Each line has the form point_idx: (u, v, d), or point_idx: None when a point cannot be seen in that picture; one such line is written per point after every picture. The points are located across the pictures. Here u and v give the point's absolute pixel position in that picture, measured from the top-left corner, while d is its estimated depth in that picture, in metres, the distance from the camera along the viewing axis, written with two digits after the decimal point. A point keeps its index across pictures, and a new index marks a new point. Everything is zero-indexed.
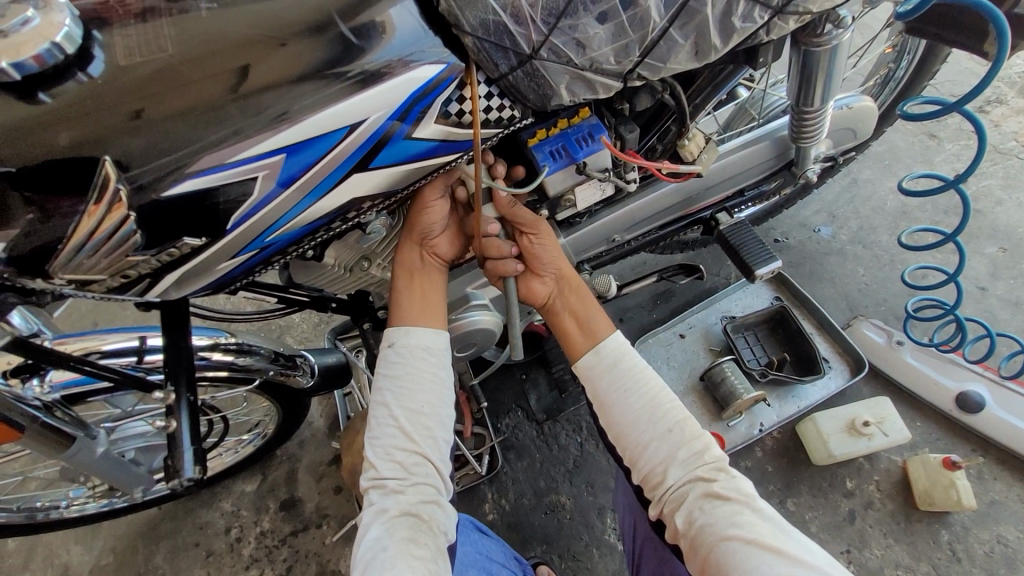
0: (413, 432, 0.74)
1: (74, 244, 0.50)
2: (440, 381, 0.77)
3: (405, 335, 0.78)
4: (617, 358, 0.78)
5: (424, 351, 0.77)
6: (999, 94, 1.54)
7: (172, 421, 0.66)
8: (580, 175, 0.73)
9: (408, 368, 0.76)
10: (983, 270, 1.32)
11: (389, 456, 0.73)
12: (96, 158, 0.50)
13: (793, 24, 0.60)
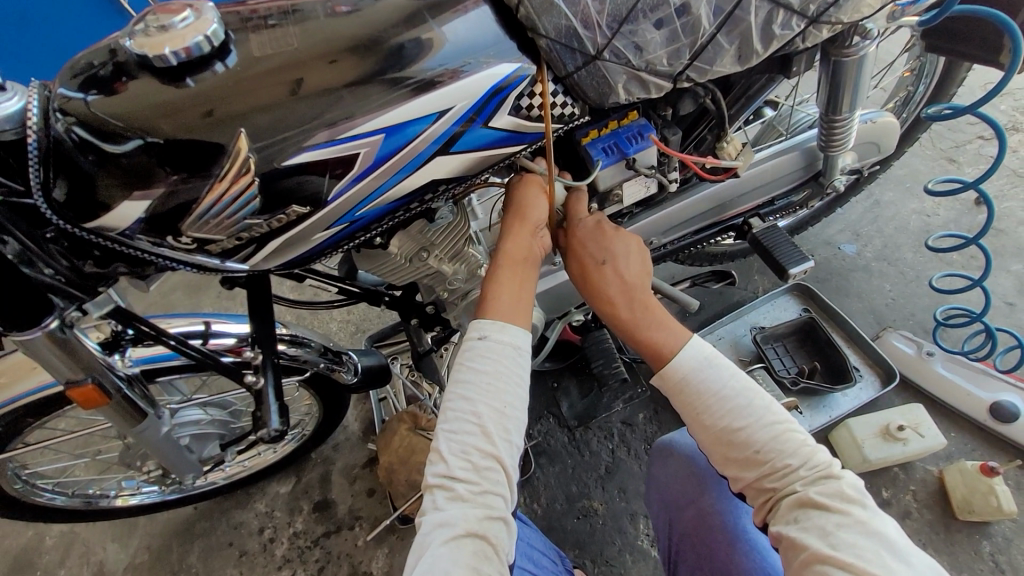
0: (495, 434, 0.69)
1: (203, 206, 0.60)
2: (523, 386, 0.72)
3: (501, 328, 0.73)
4: (704, 366, 0.71)
5: (515, 351, 0.73)
6: (1014, 121, 1.60)
7: (260, 378, 0.79)
8: (630, 170, 0.82)
9: (496, 365, 0.71)
10: (1010, 286, 1.35)
11: (462, 461, 0.67)
12: (231, 134, 0.59)
13: (826, 32, 0.68)
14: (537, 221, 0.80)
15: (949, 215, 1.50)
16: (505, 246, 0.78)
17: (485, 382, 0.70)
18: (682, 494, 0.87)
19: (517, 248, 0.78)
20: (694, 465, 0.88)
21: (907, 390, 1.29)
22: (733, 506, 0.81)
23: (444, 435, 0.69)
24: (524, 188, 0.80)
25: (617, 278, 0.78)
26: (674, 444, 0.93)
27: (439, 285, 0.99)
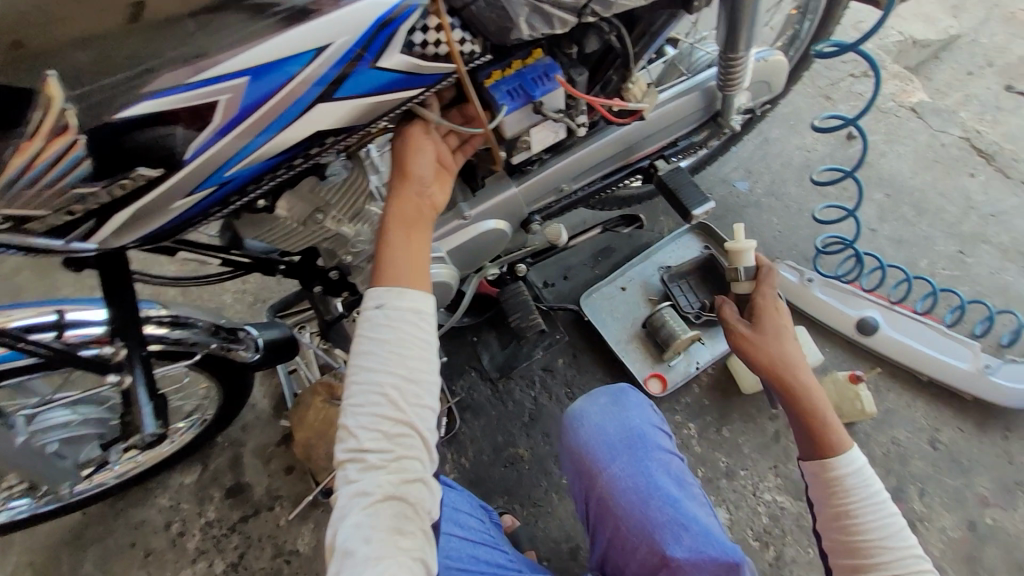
0: (402, 401, 0.65)
1: (9, 175, 0.47)
2: (429, 348, 0.68)
3: (397, 296, 0.68)
4: (864, 477, 0.77)
5: (417, 314, 0.68)
6: (879, 60, 1.74)
7: (128, 376, 0.67)
8: (538, 116, 0.77)
9: (397, 332, 0.67)
10: (872, 214, 1.51)
11: (369, 431, 0.64)
12: (40, 79, 0.49)
13: None
14: (422, 172, 0.75)
15: (825, 151, 1.62)
16: (391, 208, 0.73)
17: (389, 349, 0.66)
18: (591, 466, 0.94)
19: (403, 209, 0.73)
20: (598, 438, 0.95)
21: (791, 315, 1.43)
22: (639, 468, 0.91)
23: (351, 407, 0.65)
24: (403, 139, 0.75)
25: (764, 352, 0.88)
26: (577, 417, 0.99)
27: (340, 248, 0.91)
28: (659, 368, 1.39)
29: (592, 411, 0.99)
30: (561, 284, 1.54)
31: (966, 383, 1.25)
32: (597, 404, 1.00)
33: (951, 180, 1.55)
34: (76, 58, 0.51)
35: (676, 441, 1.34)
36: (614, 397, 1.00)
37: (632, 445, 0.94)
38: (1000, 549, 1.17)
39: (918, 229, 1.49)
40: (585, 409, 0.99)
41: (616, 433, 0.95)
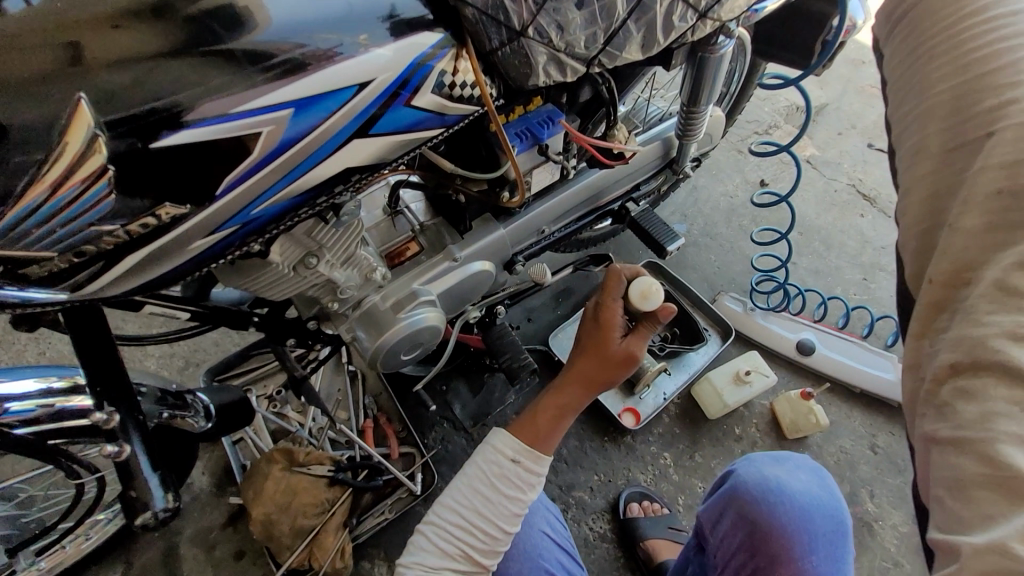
0: (486, 526, 0.78)
1: (25, 207, 0.50)
2: (515, 486, 0.80)
3: (534, 459, 0.81)
4: None
5: (509, 460, 0.80)
6: (775, 121, 2.02)
7: (126, 446, 0.69)
8: (541, 157, 0.80)
9: (488, 477, 0.80)
10: (791, 249, 1.70)
11: (450, 544, 0.78)
12: (70, 99, 0.51)
13: (708, 28, 0.73)
14: (599, 343, 0.92)
15: (746, 196, 1.81)
16: (574, 373, 0.91)
17: (490, 502, 0.79)
18: (783, 549, 0.79)
19: (571, 394, 0.89)
20: (793, 514, 0.80)
21: (738, 340, 1.54)
22: (833, 566, 0.78)
23: (433, 518, 0.80)
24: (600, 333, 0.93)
25: None
26: (776, 486, 0.83)
27: (325, 295, 0.88)
28: (630, 403, 1.41)
29: (790, 483, 0.83)
30: (527, 328, 1.55)
31: (887, 392, 1.40)
32: (798, 477, 0.85)
33: (846, 219, 1.76)
34: (107, 81, 0.52)
35: (654, 472, 1.36)
36: (809, 473, 0.86)
37: (829, 535, 0.80)
38: None
39: (829, 261, 1.67)
40: (791, 481, 0.83)
41: (819, 518, 0.80)
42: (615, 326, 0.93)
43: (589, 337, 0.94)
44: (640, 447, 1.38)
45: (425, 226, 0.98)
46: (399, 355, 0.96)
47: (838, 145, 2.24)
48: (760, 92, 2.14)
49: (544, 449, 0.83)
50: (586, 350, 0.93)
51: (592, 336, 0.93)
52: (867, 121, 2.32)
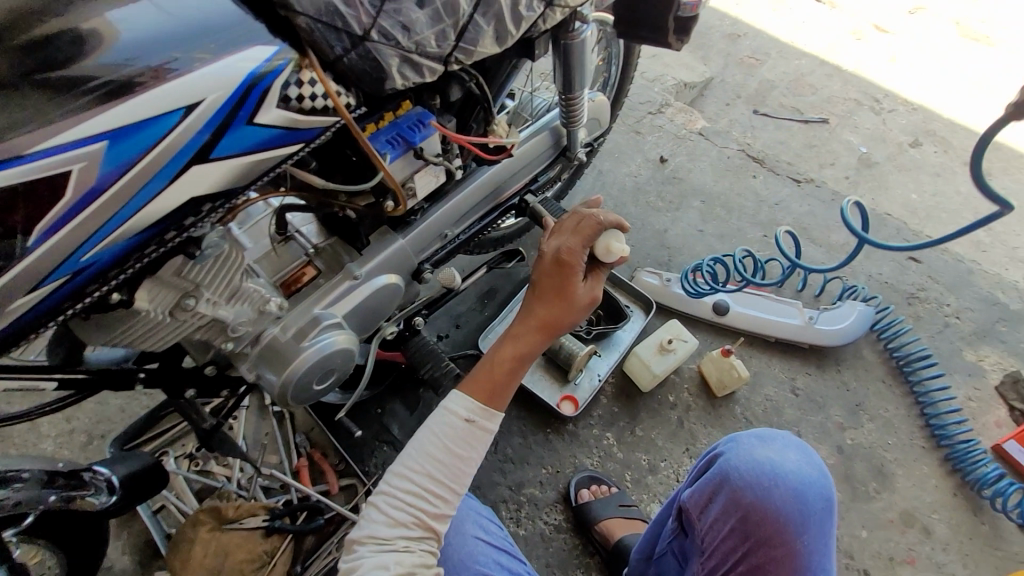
0: (442, 493, 0.79)
1: None
2: (468, 448, 0.80)
3: (483, 413, 0.81)
4: None
5: (474, 411, 0.81)
6: (666, 99, 2.12)
7: None
8: (419, 161, 0.78)
9: (448, 443, 0.79)
10: (696, 217, 1.78)
11: (403, 513, 0.77)
12: None
13: (559, 15, 0.75)
14: (556, 289, 0.90)
15: (648, 174, 1.88)
16: (532, 316, 0.89)
17: (441, 462, 0.79)
18: (776, 527, 0.85)
19: (530, 338, 0.88)
20: (790, 497, 0.86)
21: (660, 312, 1.59)
22: (821, 540, 0.86)
23: (383, 486, 0.79)
24: (558, 274, 0.90)
25: None
26: (770, 468, 0.89)
27: (216, 335, 0.83)
28: (567, 390, 1.42)
29: (783, 466, 0.89)
30: (456, 334, 1.54)
31: (797, 336, 1.48)
32: (788, 460, 0.91)
33: (741, 183, 1.87)
34: None
35: (599, 454, 1.38)
36: (797, 454, 0.92)
37: (819, 510, 0.87)
38: (868, 465, 1.37)
39: (731, 223, 1.77)
40: (785, 464, 0.89)
41: (811, 495, 0.87)
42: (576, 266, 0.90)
43: (546, 278, 0.91)
44: (583, 432, 1.40)
45: (320, 248, 0.95)
46: (311, 385, 0.91)
47: (727, 115, 2.38)
48: (648, 74, 2.24)
49: (494, 403, 0.83)
50: (544, 292, 0.90)
51: (548, 282, 0.90)
52: (749, 90, 2.48)
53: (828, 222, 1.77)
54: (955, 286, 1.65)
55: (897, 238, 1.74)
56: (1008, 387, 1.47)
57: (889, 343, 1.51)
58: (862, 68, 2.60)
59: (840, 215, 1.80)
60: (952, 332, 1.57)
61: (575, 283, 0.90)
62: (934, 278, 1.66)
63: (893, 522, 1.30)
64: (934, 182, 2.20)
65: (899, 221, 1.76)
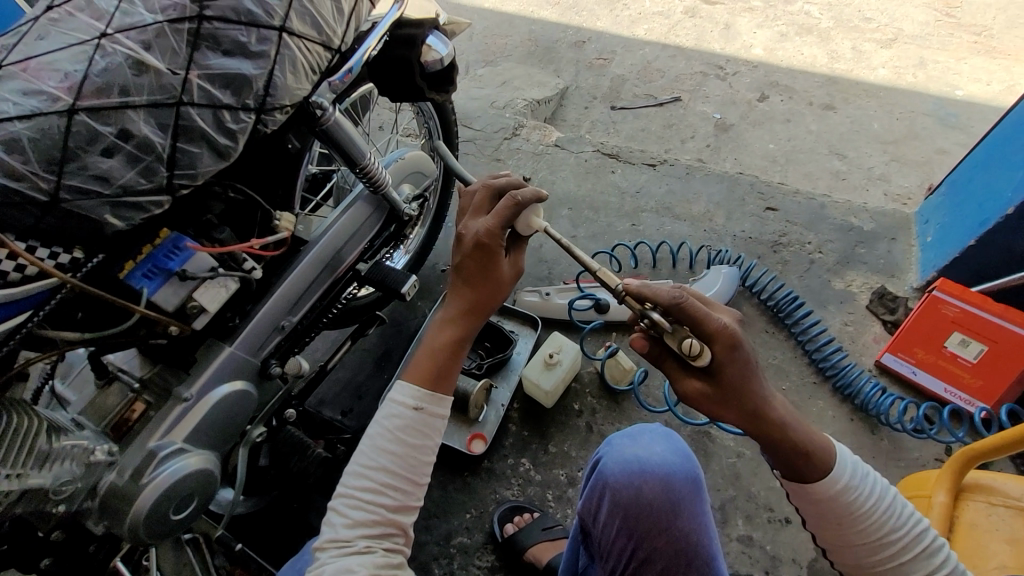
0: (398, 491, 0.77)
1: None
2: (420, 438, 0.79)
3: (436, 401, 0.80)
4: (847, 493, 0.70)
5: (416, 405, 0.79)
6: (520, 121, 2.21)
7: None
8: (189, 282, 0.80)
9: (394, 437, 0.78)
10: (567, 225, 1.84)
11: (368, 514, 0.75)
12: None
13: (281, 116, 0.78)
14: (480, 275, 0.86)
15: None
16: (461, 305, 0.86)
17: (397, 454, 0.77)
18: (652, 524, 0.71)
19: (461, 329, 0.85)
20: (668, 493, 0.70)
21: (551, 326, 1.64)
22: (704, 519, 0.72)
23: (341, 489, 0.77)
24: (482, 260, 0.86)
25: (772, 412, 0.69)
26: (638, 464, 0.71)
27: (41, 503, 0.83)
28: (476, 429, 1.42)
29: (655, 459, 0.72)
30: (360, 406, 1.54)
31: None
32: (652, 443, 0.74)
33: (602, 181, 1.95)
34: None
35: (518, 482, 1.39)
36: (664, 434, 0.75)
37: (700, 496, 0.72)
38: None
39: (600, 222, 1.84)
40: (652, 453, 0.72)
41: (689, 485, 0.71)
42: (496, 250, 0.86)
43: (467, 263, 0.86)
44: (498, 465, 1.42)
45: (146, 380, 0.95)
46: (167, 516, 0.92)
47: (587, 118, 2.49)
48: (499, 102, 2.33)
49: (440, 390, 0.81)
50: (469, 279, 0.86)
51: (473, 260, 0.86)
52: (602, 90, 2.60)
53: (687, 196, 1.87)
54: (812, 223, 1.75)
55: (751, 194, 1.84)
56: (877, 303, 1.55)
57: (761, 294, 1.57)
58: (700, 41, 2.77)
59: (696, 186, 1.89)
60: (818, 266, 1.66)
61: (498, 264, 0.86)
62: (792, 221, 1.76)
63: None
64: (786, 128, 2.33)
65: (749, 177, 1.87)
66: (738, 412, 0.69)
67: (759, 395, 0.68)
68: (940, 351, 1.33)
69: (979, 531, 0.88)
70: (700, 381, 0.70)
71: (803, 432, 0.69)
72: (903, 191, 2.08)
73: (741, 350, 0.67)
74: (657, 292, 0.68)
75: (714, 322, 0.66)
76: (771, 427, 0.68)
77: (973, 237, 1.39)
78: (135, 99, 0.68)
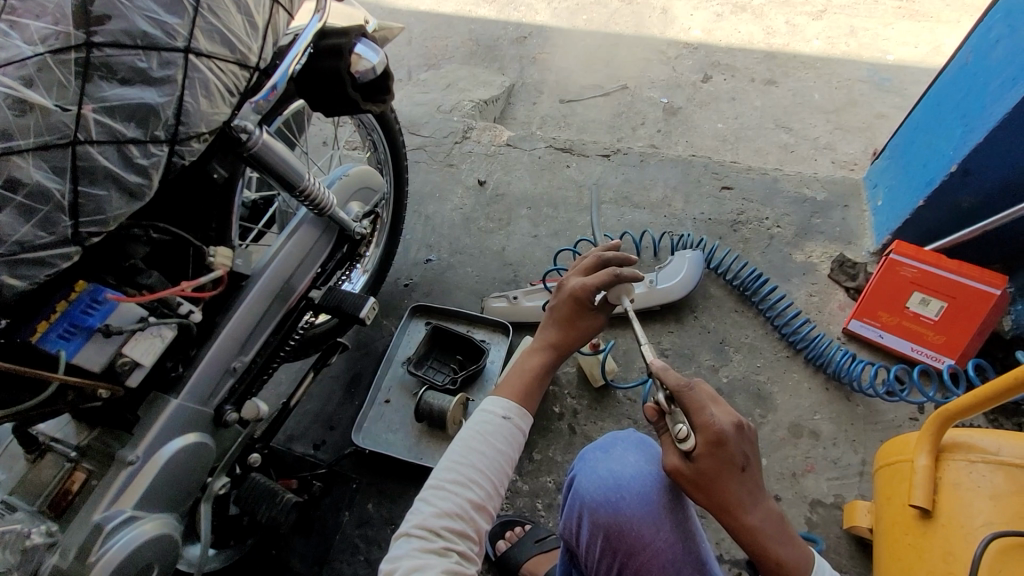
0: (482, 496, 0.73)
1: None
2: (507, 447, 0.77)
3: (519, 415, 0.79)
4: None
5: (504, 417, 0.78)
6: (469, 123, 2.16)
7: None
8: (115, 336, 0.73)
9: (487, 439, 0.76)
10: (529, 225, 1.81)
11: (455, 511, 0.71)
12: None
13: (199, 144, 0.72)
14: (571, 320, 0.88)
15: (473, 201, 1.90)
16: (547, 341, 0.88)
17: (490, 456, 0.75)
18: (636, 539, 0.71)
19: (544, 360, 0.86)
20: (645, 502, 0.72)
21: (523, 330, 1.60)
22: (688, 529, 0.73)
23: (432, 480, 0.74)
24: (577, 307, 0.88)
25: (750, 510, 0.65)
26: (612, 478, 0.74)
27: None
28: None
29: (627, 471, 0.74)
30: (333, 437, 1.47)
31: (647, 302, 1.51)
32: (626, 459, 0.76)
33: (558, 176, 1.92)
34: None
35: (507, 496, 1.35)
36: (638, 446, 0.78)
37: (680, 504, 0.73)
38: (749, 393, 1.42)
39: (561, 218, 1.81)
40: (628, 466, 0.75)
41: (667, 493, 0.73)
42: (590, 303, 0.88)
43: (562, 308, 0.89)
44: None
45: (84, 448, 0.87)
46: None
47: (537, 114, 2.46)
48: (445, 106, 2.28)
49: (524, 407, 0.81)
50: (560, 321, 0.88)
51: (568, 307, 0.88)
52: (549, 84, 2.58)
53: (643, 183, 1.86)
54: (767, 198, 1.77)
55: (706, 175, 1.85)
56: (839, 271, 1.58)
57: (727, 274, 1.57)
58: (640, 27, 2.77)
59: (652, 172, 1.88)
60: (778, 240, 1.67)
61: (589, 314, 0.89)
62: (748, 198, 1.77)
63: (785, 438, 1.35)
64: (733, 107, 2.36)
65: (703, 158, 1.87)
66: (709, 500, 0.66)
67: (731, 493, 0.65)
68: (903, 312, 1.36)
69: (963, 490, 0.88)
70: (679, 460, 0.67)
71: (776, 544, 0.65)
72: (850, 158, 2.13)
73: (725, 447, 0.65)
74: (662, 372, 0.70)
75: (705, 415, 0.66)
76: (742, 523, 0.65)
77: (921, 198, 1.42)
78: (20, 143, 0.61)
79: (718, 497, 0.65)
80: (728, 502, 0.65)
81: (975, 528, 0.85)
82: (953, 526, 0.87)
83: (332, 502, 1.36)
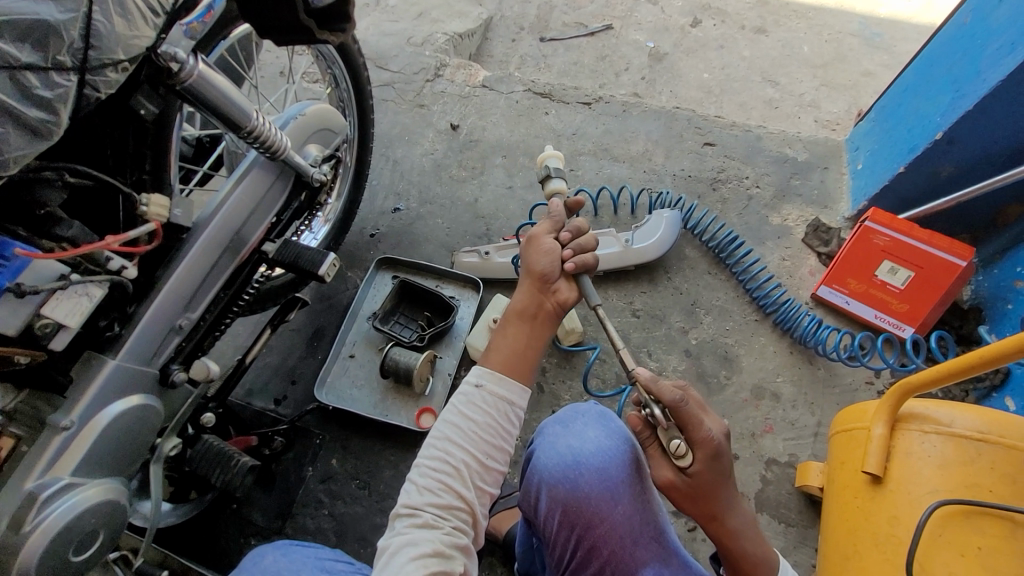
0: (471, 472, 0.69)
1: None
2: (495, 422, 0.72)
3: (496, 379, 0.74)
4: None
5: (491, 395, 0.73)
6: (441, 59, 1.99)
7: None
8: (30, 296, 0.64)
9: (471, 415, 0.72)
10: (503, 175, 1.72)
11: (441, 487, 0.68)
12: None
13: (115, 74, 0.64)
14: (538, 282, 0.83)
15: (444, 146, 1.78)
16: (517, 309, 0.82)
17: (470, 427, 0.71)
18: (594, 514, 0.71)
19: (520, 328, 0.80)
20: (604, 478, 0.71)
21: (494, 285, 1.55)
22: (645, 501, 0.73)
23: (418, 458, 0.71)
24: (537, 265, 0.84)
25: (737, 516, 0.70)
26: (573, 456, 0.73)
27: None
28: (424, 402, 1.35)
29: (587, 447, 0.73)
30: (294, 392, 1.42)
31: (621, 262, 1.48)
32: (586, 435, 0.75)
33: (535, 124, 1.82)
34: None
35: None
36: (598, 421, 0.77)
37: (638, 478, 0.73)
38: (715, 356, 1.43)
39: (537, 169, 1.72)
40: (588, 442, 0.74)
41: (625, 467, 0.73)
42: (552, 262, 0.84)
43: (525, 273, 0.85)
44: None
45: (10, 412, 0.78)
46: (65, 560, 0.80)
47: (515, 53, 2.29)
48: (416, 38, 2.09)
49: (506, 378, 0.75)
50: (524, 286, 0.84)
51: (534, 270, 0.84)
52: (529, 20, 2.39)
53: (624, 135, 1.78)
54: (749, 157, 1.72)
55: (689, 129, 1.77)
56: (812, 236, 1.57)
57: (703, 235, 1.54)
58: None
59: (633, 124, 1.80)
60: (756, 202, 1.64)
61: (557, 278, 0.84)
62: (730, 156, 1.72)
63: (748, 400, 1.38)
64: (720, 56, 2.25)
65: (687, 111, 1.79)
66: (701, 509, 0.69)
67: (723, 503, 0.69)
68: (871, 280, 1.37)
69: (913, 459, 0.91)
70: (675, 475, 0.68)
71: (755, 545, 0.70)
72: (833, 117, 2.09)
73: (722, 461, 0.68)
74: (660, 390, 0.68)
75: (702, 431, 0.67)
76: (721, 527, 0.69)
77: (902, 165, 1.40)
78: None
79: (707, 510, 0.69)
80: (710, 513, 0.69)
81: (922, 495, 0.89)
82: (900, 492, 0.91)
83: (294, 457, 1.33)
